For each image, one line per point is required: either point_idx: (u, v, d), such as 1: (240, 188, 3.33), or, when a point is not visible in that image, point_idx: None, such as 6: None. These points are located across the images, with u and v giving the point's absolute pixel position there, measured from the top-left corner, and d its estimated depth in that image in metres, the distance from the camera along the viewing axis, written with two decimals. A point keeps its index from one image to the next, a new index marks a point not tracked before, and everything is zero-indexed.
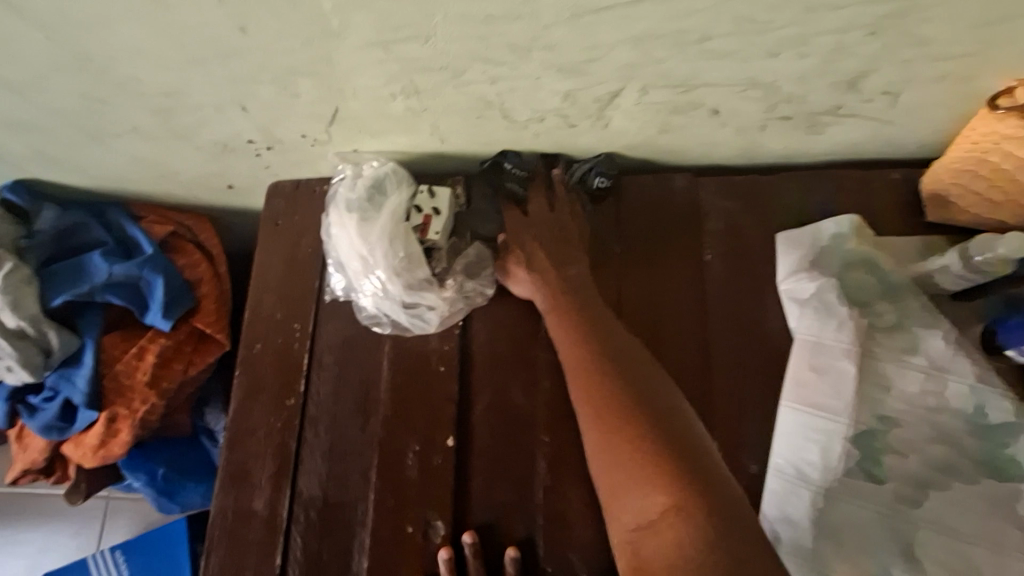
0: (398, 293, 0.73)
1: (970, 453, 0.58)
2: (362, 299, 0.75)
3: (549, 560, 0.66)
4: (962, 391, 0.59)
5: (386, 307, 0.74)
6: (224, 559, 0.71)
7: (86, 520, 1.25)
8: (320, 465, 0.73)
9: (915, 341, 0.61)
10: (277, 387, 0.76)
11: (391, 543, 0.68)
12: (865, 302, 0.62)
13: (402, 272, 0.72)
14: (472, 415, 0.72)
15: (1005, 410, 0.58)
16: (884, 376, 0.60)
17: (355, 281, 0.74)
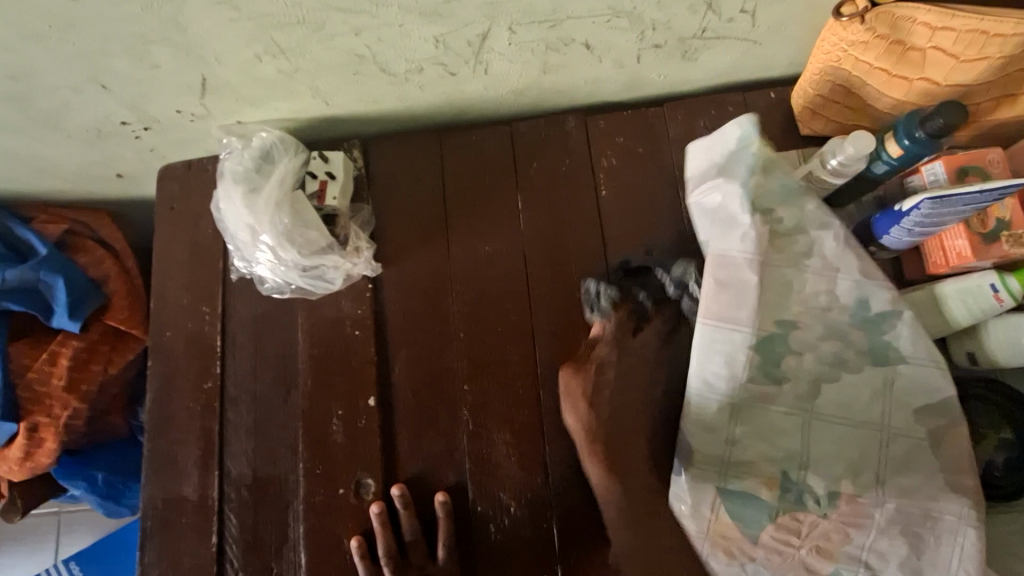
0: (292, 259, 0.71)
1: (857, 344, 0.61)
2: (259, 270, 0.73)
3: (479, 501, 0.69)
4: (851, 287, 0.61)
5: (283, 274, 0.72)
6: (161, 547, 0.71)
7: (39, 537, 1.22)
8: (246, 443, 0.73)
9: (811, 244, 0.62)
10: (193, 372, 0.76)
11: (325, 507, 0.70)
12: (766, 208, 0.63)
13: (294, 236, 0.70)
14: (391, 376, 0.73)
15: (888, 301, 0.61)
16: (782, 281, 0.61)
17: (248, 254, 0.72)
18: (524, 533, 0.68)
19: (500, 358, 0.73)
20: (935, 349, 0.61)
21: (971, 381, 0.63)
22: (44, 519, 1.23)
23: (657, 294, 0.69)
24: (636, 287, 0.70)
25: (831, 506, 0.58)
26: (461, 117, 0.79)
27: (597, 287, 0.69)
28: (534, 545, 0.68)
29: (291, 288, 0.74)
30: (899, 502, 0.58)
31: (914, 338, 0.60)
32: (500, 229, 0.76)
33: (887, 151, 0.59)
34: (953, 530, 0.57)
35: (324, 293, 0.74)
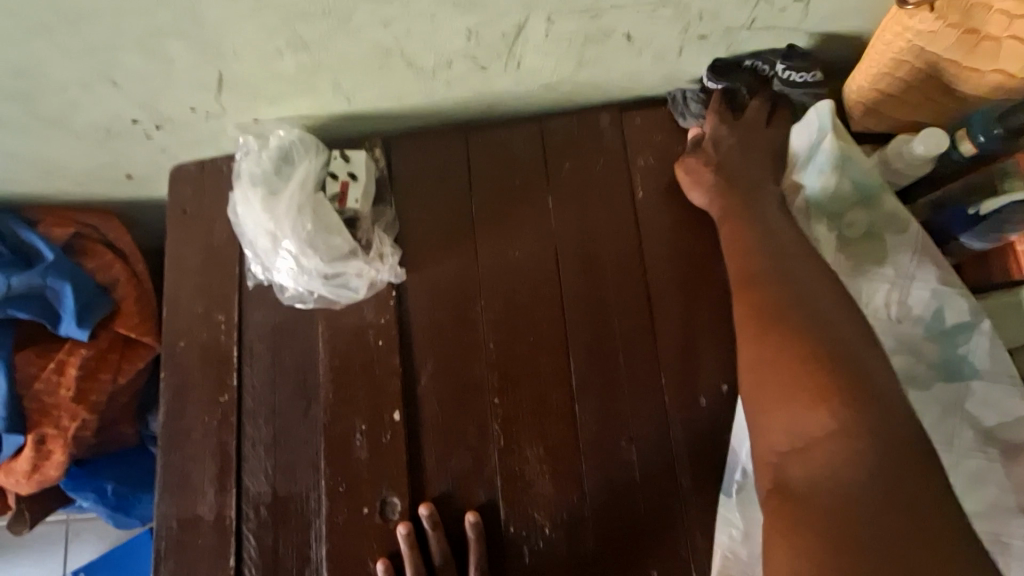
0: (315, 267, 0.68)
1: (927, 358, 0.57)
2: (280, 278, 0.70)
3: (512, 522, 0.65)
4: (925, 296, 0.58)
5: (305, 282, 0.69)
6: (175, 570, 0.67)
7: (47, 547, 1.19)
8: (264, 460, 0.69)
9: (885, 249, 0.60)
10: (208, 384, 0.72)
11: (348, 526, 0.66)
12: (837, 213, 0.61)
13: (317, 244, 0.67)
14: (417, 388, 0.69)
15: (964, 309, 0.57)
16: (852, 291, 0.59)
17: (267, 261, 0.69)
18: (559, 554, 0.64)
19: (533, 370, 0.69)
20: (1010, 361, 0.56)
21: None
22: (53, 528, 1.19)
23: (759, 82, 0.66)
24: (734, 78, 0.66)
25: None
26: (489, 113, 0.75)
27: (684, 92, 0.71)
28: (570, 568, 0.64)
29: (313, 297, 0.71)
30: None
31: (990, 350, 0.56)
32: (532, 233, 0.72)
33: (959, 150, 0.57)
34: None
35: (347, 302, 0.71)
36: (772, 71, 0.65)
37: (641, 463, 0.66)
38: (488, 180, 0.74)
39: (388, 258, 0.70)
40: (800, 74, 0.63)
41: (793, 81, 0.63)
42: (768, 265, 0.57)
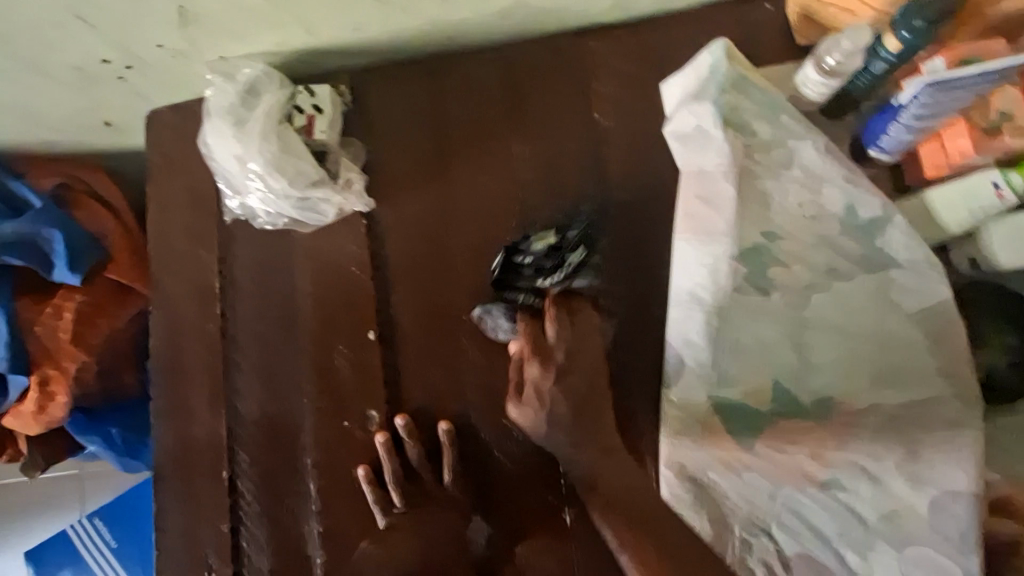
0: (284, 190, 0.71)
1: (847, 252, 0.60)
2: (254, 206, 0.74)
3: (483, 428, 0.69)
4: (836, 194, 0.60)
5: (276, 204, 0.72)
6: (175, 484, 0.73)
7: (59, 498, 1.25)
8: (252, 382, 0.74)
9: (788, 155, 0.61)
10: (195, 315, 0.76)
11: (331, 439, 0.71)
12: (741, 124, 0.61)
13: (285, 167, 0.70)
14: (391, 311, 0.73)
15: (877, 205, 0.59)
16: (762, 198, 0.61)
17: (239, 185, 0.73)
18: (528, 457, 0.68)
19: (498, 288, 0.72)
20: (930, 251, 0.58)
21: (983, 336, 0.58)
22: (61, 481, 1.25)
23: (534, 288, 0.67)
24: (513, 291, 0.68)
25: (826, 411, 0.59)
26: (449, 46, 0.77)
27: (487, 310, 0.69)
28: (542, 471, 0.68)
29: (283, 220, 0.74)
30: (893, 405, 0.58)
31: (907, 238, 0.58)
32: (495, 160, 0.74)
33: (886, 45, 0.56)
34: (951, 430, 0.56)
35: (316, 225, 0.75)
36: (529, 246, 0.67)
37: None
38: (451, 112, 0.76)
39: (355, 181, 0.73)
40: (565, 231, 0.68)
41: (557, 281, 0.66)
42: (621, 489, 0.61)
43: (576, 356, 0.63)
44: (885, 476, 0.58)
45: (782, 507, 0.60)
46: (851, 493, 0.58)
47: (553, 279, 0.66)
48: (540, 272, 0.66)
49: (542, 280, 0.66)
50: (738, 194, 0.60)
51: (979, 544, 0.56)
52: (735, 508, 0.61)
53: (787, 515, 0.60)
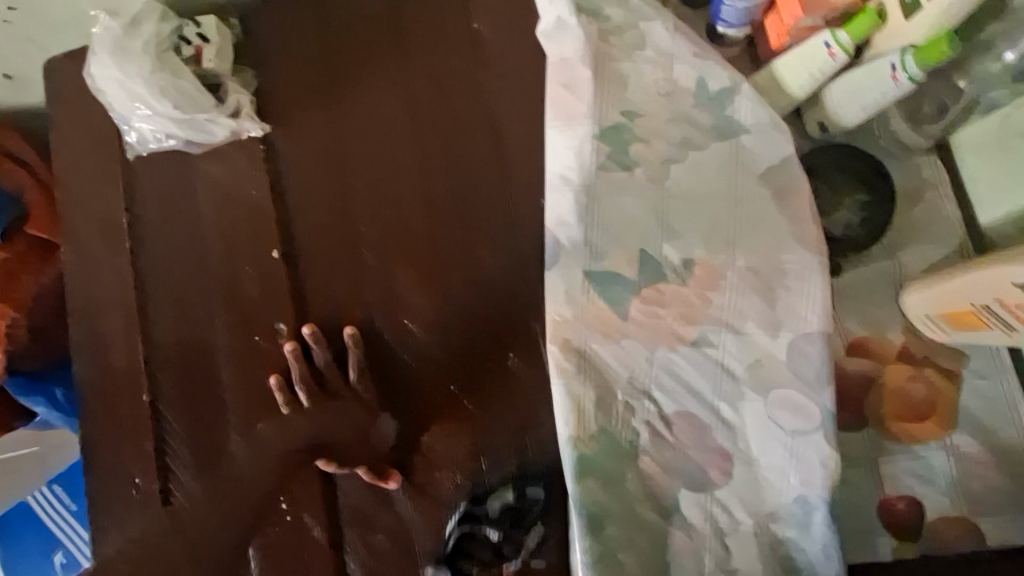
0: (167, 112, 0.74)
1: (702, 123, 0.64)
2: (143, 131, 0.77)
3: (386, 328, 0.72)
4: (686, 69, 0.64)
5: (162, 126, 0.75)
6: (100, 411, 0.76)
7: None
8: (166, 308, 0.76)
9: (642, 36, 0.65)
10: (107, 251, 0.78)
11: (243, 354, 0.74)
12: (595, 11, 0.65)
13: (167, 89, 0.73)
14: (292, 229, 0.75)
15: (724, 77, 0.63)
16: (618, 79, 0.64)
17: (125, 111, 0.75)
18: (431, 352, 0.71)
19: (394, 197, 0.74)
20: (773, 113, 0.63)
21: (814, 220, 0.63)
22: None
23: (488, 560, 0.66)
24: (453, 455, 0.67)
25: (689, 272, 0.63)
26: None
27: None
28: (441, 362, 0.71)
29: (171, 144, 0.77)
30: (750, 260, 0.61)
31: (753, 105, 0.63)
32: (382, 75, 0.76)
33: None
34: (801, 277, 0.60)
35: (204, 146, 0.77)
36: None
37: (498, 265, 0.71)
38: (338, 34, 0.78)
39: (242, 102, 0.76)
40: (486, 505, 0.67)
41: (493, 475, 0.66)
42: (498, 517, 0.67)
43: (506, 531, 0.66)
44: (749, 328, 0.62)
45: (658, 369, 0.64)
46: (718, 347, 0.62)
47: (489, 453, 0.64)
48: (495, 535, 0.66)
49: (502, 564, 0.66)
50: (593, 74, 0.64)
51: (833, 381, 0.60)
52: (616, 375, 0.64)
53: (653, 375, 0.64)
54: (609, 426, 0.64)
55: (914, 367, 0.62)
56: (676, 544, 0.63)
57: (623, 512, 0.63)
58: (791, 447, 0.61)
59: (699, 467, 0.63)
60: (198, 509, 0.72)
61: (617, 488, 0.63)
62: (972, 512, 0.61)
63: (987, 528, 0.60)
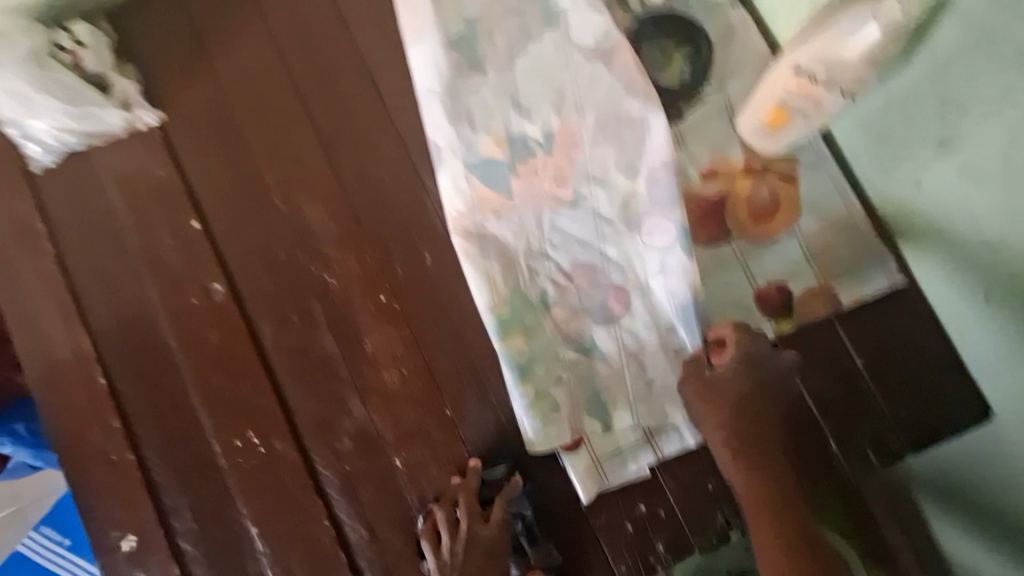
0: (59, 109, 0.76)
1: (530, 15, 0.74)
2: (39, 133, 0.79)
3: (309, 262, 0.79)
4: None
5: (60, 124, 0.78)
6: (56, 404, 0.79)
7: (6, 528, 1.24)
8: (100, 295, 0.80)
9: None
10: (28, 256, 0.81)
11: (184, 317, 0.79)
12: None
13: (52, 89, 0.74)
14: (201, 197, 0.81)
15: None
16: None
17: (17, 119, 0.76)
18: (353, 272, 0.78)
19: (290, 146, 0.80)
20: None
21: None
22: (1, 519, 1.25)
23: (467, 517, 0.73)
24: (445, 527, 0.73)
25: (551, 141, 0.73)
26: None
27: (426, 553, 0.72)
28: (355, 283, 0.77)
29: (73, 141, 0.81)
30: (598, 116, 0.72)
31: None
32: (251, 40, 0.83)
33: None
34: (641, 118, 0.71)
35: (104, 136, 0.82)
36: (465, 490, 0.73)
37: (395, 181, 0.79)
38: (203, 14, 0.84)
39: (130, 89, 0.81)
40: (485, 505, 0.72)
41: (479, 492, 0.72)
42: (456, 399, 0.75)
43: (462, 404, 0.75)
44: (614, 176, 0.72)
45: (548, 230, 0.73)
46: (592, 199, 0.73)
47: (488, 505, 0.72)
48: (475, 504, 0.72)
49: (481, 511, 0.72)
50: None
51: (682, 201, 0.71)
52: (514, 244, 0.73)
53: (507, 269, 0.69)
54: (519, 289, 0.72)
55: (755, 176, 0.74)
56: (597, 372, 0.73)
57: (546, 354, 0.72)
58: (666, 263, 0.71)
59: (600, 304, 0.73)
60: (171, 463, 0.77)
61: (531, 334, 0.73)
62: (824, 281, 0.73)
63: (839, 291, 0.73)
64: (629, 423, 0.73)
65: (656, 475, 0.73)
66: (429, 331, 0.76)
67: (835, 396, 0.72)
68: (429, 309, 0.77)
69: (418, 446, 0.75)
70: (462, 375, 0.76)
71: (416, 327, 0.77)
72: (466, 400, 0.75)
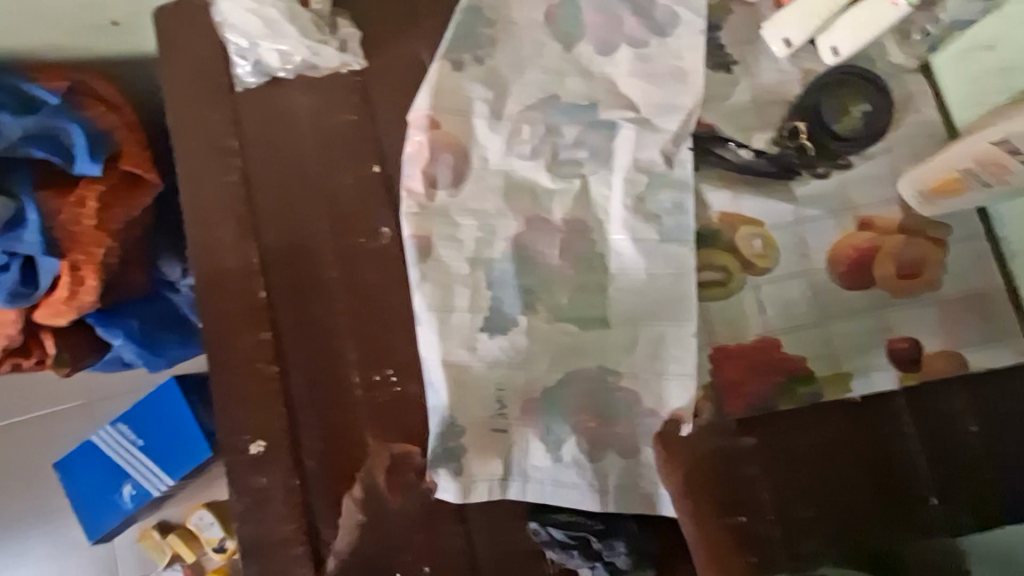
0: (293, 37, 0.86)
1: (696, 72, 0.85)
2: (263, 57, 0.87)
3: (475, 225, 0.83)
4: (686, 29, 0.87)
5: (288, 51, 0.87)
6: (215, 307, 0.84)
7: (95, 418, 1.34)
8: (276, 216, 0.86)
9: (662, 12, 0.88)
10: (216, 167, 0.87)
11: (349, 252, 0.85)
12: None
13: (294, 15, 0.86)
14: (385, 147, 0.87)
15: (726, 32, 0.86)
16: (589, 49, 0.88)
17: (253, 41, 0.86)
18: (516, 244, 0.83)
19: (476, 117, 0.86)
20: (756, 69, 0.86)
21: (818, 134, 0.82)
22: (85, 410, 1.35)
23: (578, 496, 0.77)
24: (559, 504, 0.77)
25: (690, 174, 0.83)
26: None
27: (543, 526, 0.76)
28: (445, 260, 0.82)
29: (288, 69, 0.88)
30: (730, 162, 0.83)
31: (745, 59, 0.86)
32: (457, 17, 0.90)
33: None
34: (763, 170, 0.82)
35: (315, 72, 0.89)
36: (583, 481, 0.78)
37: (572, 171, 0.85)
38: None
39: (348, 35, 0.88)
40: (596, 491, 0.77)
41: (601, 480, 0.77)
42: (592, 379, 0.80)
43: (595, 386, 0.80)
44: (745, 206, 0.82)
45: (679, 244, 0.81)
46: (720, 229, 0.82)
47: (605, 487, 0.77)
48: (591, 483, 0.77)
49: (596, 489, 0.77)
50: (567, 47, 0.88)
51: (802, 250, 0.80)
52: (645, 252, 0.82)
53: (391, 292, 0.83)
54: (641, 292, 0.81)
55: (909, 235, 0.79)
56: (721, 383, 0.79)
57: (653, 355, 0.80)
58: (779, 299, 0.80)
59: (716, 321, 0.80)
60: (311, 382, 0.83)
61: (601, 341, 0.80)
62: (951, 345, 0.78)
63: (968, 356, 0.77)
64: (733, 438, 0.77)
65: None
66: (575, 312, 0.81)
67: (946, 453, 0.75)
68: (581, 293, 0.82)
69: (542, 414, 0.79)
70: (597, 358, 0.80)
71: (565, 306, 0.81)
72: (598, 383, 0.80)
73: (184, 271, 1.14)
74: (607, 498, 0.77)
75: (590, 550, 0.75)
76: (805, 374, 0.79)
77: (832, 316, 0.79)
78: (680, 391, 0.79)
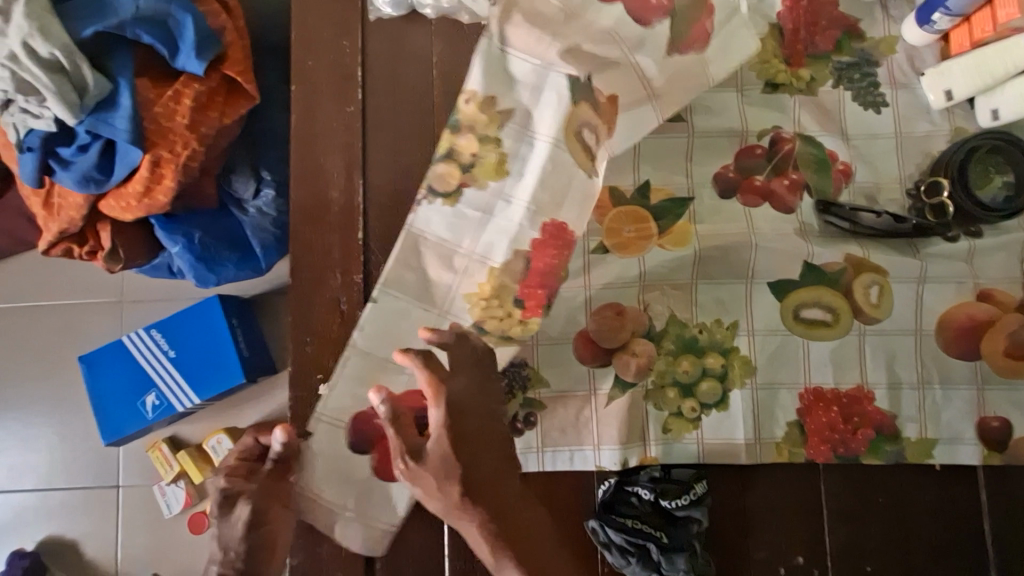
0: None
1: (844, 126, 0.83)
2: None
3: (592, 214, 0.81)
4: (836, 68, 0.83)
5: None
6: (309, 239, 0.81)
7: (126, 318, 1.31)
8: (387, 159, 0.83)
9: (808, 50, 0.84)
10: (335, 95, 0.83)
11: None
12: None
13: None
14: None
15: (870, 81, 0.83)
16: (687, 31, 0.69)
17: None
18: (626, 243, 0.81)
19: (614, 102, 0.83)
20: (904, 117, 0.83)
21: (959, 193, 0.79)
22: (117, 308, 1.32)
23: (644, 504, 0.75)
24: (622, 508, 0.75)
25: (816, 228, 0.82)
26: None
27: (602, 525, 0.74)
28: None
29: (429, 8, 0.83)
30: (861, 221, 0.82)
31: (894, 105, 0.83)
32: None
33: None
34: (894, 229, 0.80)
35: (455, 18, 0.84)
36: (651, 493, 0.75)
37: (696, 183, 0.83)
38: None
39: None
40: (675, 501, 0.74)
41: (671, 494, 0.75)
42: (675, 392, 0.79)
43: (673, 399, 0.79)
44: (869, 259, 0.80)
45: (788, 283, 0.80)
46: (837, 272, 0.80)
47: (676, 500, 0.74)
48: (665, 494, 0.75)
49: (665, 500, 0.74)
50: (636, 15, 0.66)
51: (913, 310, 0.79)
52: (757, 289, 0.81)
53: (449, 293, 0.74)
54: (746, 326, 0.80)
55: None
56: (806, 424, 0.78)
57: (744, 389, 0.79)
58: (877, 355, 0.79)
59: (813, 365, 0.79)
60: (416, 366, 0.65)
61: (696, 364, 0.79)
62: None
63: None
64: (801, 477, 0.78)
65: (824, 539, 0.76)
66: (671, 322, 0.80)
67: (1013, 535, 0.76)
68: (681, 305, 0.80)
69: (625, 416, 0.78)
70: (684, 371, 0.79)
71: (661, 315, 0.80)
72: (681, 397, 0.79)
73: (256, 191, 1.08)
74: (676, 512, 0.74)
75: (649, 559, 0.73)
76: (892, 432, 0.78)
77: (930, 381, 0.78)
78: (766, 427, 0.78)
